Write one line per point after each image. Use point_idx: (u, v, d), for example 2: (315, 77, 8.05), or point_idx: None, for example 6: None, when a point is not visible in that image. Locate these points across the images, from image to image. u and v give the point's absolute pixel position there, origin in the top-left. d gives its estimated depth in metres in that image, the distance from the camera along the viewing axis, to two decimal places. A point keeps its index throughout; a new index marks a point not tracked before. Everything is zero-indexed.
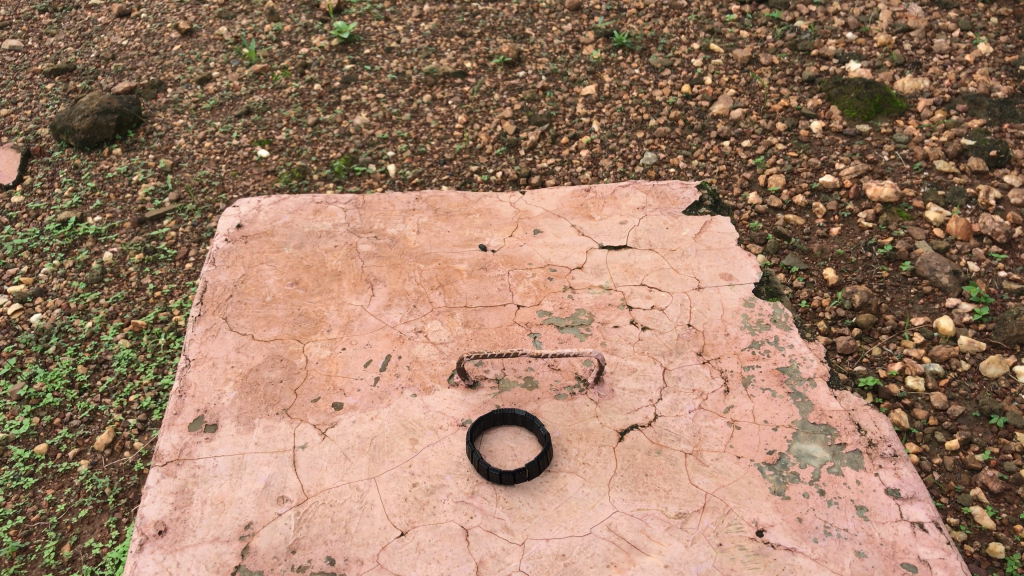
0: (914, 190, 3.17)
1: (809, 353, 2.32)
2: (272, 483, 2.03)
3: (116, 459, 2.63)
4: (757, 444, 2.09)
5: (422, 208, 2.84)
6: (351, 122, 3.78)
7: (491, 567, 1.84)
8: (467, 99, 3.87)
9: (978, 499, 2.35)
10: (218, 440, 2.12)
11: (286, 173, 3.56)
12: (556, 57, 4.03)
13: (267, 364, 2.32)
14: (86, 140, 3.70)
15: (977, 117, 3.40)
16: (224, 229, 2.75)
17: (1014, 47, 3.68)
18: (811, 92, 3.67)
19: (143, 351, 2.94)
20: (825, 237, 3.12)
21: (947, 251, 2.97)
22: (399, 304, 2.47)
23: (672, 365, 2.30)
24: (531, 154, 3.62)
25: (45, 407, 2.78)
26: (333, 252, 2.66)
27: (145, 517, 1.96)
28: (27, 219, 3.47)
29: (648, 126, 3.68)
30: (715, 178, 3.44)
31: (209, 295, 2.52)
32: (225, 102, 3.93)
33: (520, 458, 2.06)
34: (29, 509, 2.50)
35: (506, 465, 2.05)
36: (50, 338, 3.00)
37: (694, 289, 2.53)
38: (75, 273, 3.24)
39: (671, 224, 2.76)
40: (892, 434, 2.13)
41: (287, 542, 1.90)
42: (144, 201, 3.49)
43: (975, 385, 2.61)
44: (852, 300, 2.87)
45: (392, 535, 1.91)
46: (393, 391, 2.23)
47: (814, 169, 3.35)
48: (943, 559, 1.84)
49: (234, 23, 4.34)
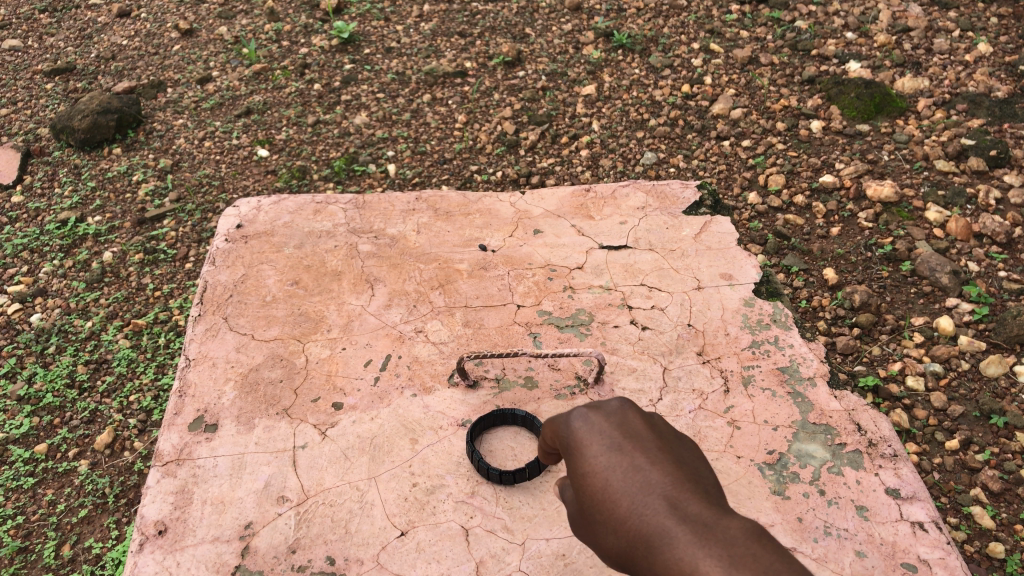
0: (914, 190, 3.17)
1: (809, 353, 2.32)
2: (271, 483, 2.03)
3: (116, 459, 2.63)
4: (758, 444, 2.09)
5: (422, 208, 2.84)
6: (351, 122, 3.78)
7: (491, 567, 1.84)
8: (466, 99, 3.87)
9: (978, 499, 2.35)
10: (218, 440, 2.12)
11: (286, 173, 3.56)
12: (557, 57, 4.03)
13: (266, 364, 2.32)
14: (85, 139, 3.69)
15: (977, 117, 3.40)
16: (224, 229, 2.74)
17: (1014, 47, 3.69)
18: (811, 92, 3.67)
19: (143, 351, 2.94)
20: (825, 237, 3.11)
21: (947, 251, 2.98)
22: (400, 304, 2.47)
23: (672, 365, 2.30)
24: (532, 154, 3.62)
25: (45, 407, 2.78)
26: (333, 252, 2.66)
27: (145, 517, 1.96)
28: (27, 219, 3.46)
29: (648, 126, 3.68)
30: (715, 178, 3.43)
31: (209, 295, 2.52)
32: (225, 102, 3.93)
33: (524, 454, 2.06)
34: (29, 509, 2.50)
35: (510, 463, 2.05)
36: (50, 338, 3.00)
37: (694, 289, 2.53)
38: (75, 272, 3.24)
39: (671, 224, 2.76)
40: (892, 434, 2.13)
41: (287, 542, 1.90)
42: (144, 201, 3.49)
43: (975, 385, 2.61)
44: (852, 300, 2.87)
45: (391, 535, 1.91)
46: (394, 391, 2.23)
47: (814, 169, 3.35)
48: (943, 559, 1.84)
49: (234, 23, 4.34)
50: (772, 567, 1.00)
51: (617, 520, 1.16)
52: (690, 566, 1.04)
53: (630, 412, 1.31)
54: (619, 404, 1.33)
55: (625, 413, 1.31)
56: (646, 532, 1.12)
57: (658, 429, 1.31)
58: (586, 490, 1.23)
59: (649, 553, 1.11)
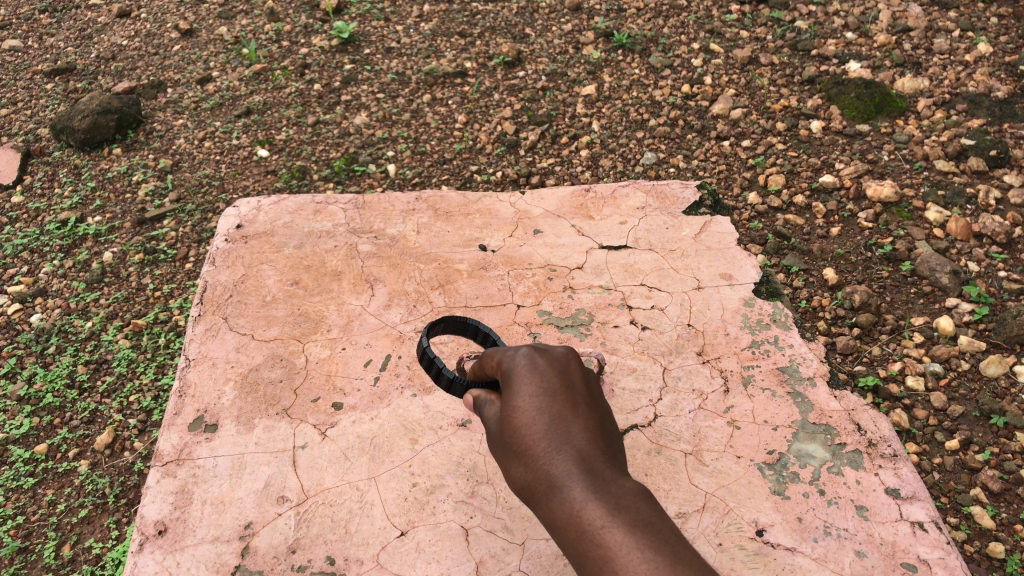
0: (914, 190, 3.17)
1: (808, 353, 2.32)
2: (272, 483, 2.03)
3: (116, 459, 2.63)
4: (757, 444, 2.09)
5: (422, 208, 2.84)
6: (351, 122, 3.78)
7: (491, 567, 1.85)
8: (467, 99, 3.87)
9: (978, 499, 2.36)
10: (218, 440, 2.12)
11: (286, 173, 3.56)
12: (556, 57, 4.03)
13: (266, 364, 2.32)
14: (86, 140, 3.70)
15: (977, 117, 3.40)
16: (224, 229, 2.74)
17: (1014, 47, 3.69)
18: (811, 92, 3.66)
19: (143, 351, 2.94)
20: (825, 237, 3.11)
21: (947, 251, 2.98)
22: (400, 304, 2.47)
23: (672, 365, 2.30)
24: (532, 154, 3.62)
25: (45, 407, 2.78)
26: (333, 253, 2.66)
27: (145, 517, 1.96)
28: (27, 219, 3.47)
29: (648, 126, 3.68)
30: (715, 178, 3.43)
31: (209, 295, 2.52)
32: (225, 102, 3.93)
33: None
34: (29, 509, 2.50)
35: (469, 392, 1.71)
36: (50, 338, 3.00)
37: (694, 289, 2.53)
38: (75, 273, 3.24)
39: (671, 224, 2.76)
40: (892, 434, 2.13)
41: (287, 542, 1.90)
42: (144, 201, 3.49)
43: (975, 385, 2.62)
44: (852, 300, 2.87)
45: (392, 535, 1.91)
46: (394, 391, 2.23)
47: (814, 169, 3.35)
48: (943, 559, 1.85)
49: (234, 24, 4.34)
50: (652, 522, 1.08)
51: (525, 449, 1.24)
52: (579, 505, 1.12)
53: (573, 363, 1.38)
54: (565, 352, 1.40)
55: (566, 362, 1.38)
56: (545, 464, 1.20)
57: (590, 384, 1.38)
58: (506, 418, 1.30)
59: (540, 482, 1.19)
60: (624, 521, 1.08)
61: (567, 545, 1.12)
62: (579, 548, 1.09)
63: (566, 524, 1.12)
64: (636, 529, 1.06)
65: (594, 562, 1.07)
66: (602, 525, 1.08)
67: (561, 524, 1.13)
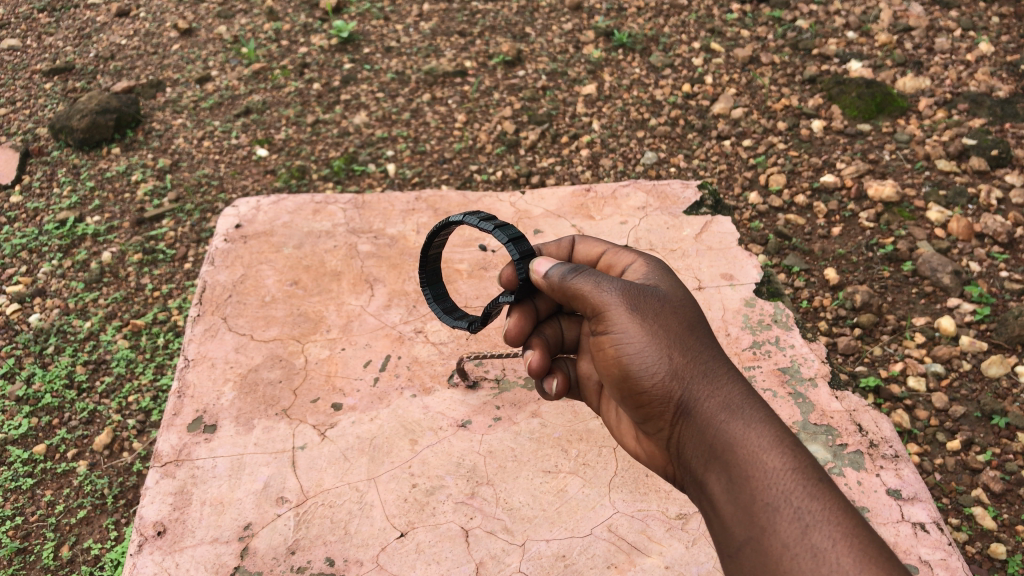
0: (915, 190, 3.16)
1: (809, 353, 2.32)
2: (271, 484, 2.02)
3: (115, 459, 2.64)
4: None
5: (422, 208, 2.82)
6: (351, 122, 3.77)
7: (491, 568, 1.85)
8: (466, 98, 3.85)
9: (980, 500, 2.37)
10: (218, 440, 2.11)
11: (286, 173, 3.56)
12: (556, 57, 4.01)
13: (266, 364, 2.31)
14: (84, 139, 3.68)
15: (978, 117, 3.39)
16: (223, 229, 2.73)
17: (1015, 47, 3.68)
18: (811, 92, 3.65)
19: (142, 351, 2.94)
20: (825, 237, 3.09)
21: (948, 251, 2.97)
22: (399, 304, 2.46)
23: None
24: (532, 154, 3.61)
25: (44, 406, 2.77)
26: (332, 252, 2.65)
27: (145, 518, 1.96)
28: (27, 219, 3.45)
29: (648, 126, 3.67)
30: (715, 178, 3.42)
31: (209, 295, 2.51)
32: (225, 102, 3.92)
33: (517, 330, 1.75)
34: (28, 509, 2.49)
35: (518, 267, 1.69)
36: (49, 338, 2.99)
37: (694, 289, 2.51)
38: (74, 272, 3.22)
39: (671, 224, 2.76)
40: (892, 435, 2.13)
41: (287, 543, 1.89)
42: (144, 201, 3.47)
43: (976, 385, 2.62)
44: (853, 300, 2.86)
45: (391, 535, 1.91)
46: (393, 391, 2.22)
47: (815, 169, 3.34)
48: (944, 559, 1.85)
49: (233, 23, 4.33)
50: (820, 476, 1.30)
51: (710, 371, 1.44)
52: (758, 443, 1.32)
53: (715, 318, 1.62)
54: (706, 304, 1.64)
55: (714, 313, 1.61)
56: (735, 396, 1.40)
57: None
58: (681, 324, 1.49)
59: (726, 407, 1.39)
60: (802, 471, 1.28)
61: (749, 470, 1.30)
62: (769, 481, 1.27)
63: (755, 455, 1.31)
64: (829, 488, 1.27)
65: (788, 503, 1.25)
66: (800, 473, 1.28)
67: (733, 443, 1.34)
